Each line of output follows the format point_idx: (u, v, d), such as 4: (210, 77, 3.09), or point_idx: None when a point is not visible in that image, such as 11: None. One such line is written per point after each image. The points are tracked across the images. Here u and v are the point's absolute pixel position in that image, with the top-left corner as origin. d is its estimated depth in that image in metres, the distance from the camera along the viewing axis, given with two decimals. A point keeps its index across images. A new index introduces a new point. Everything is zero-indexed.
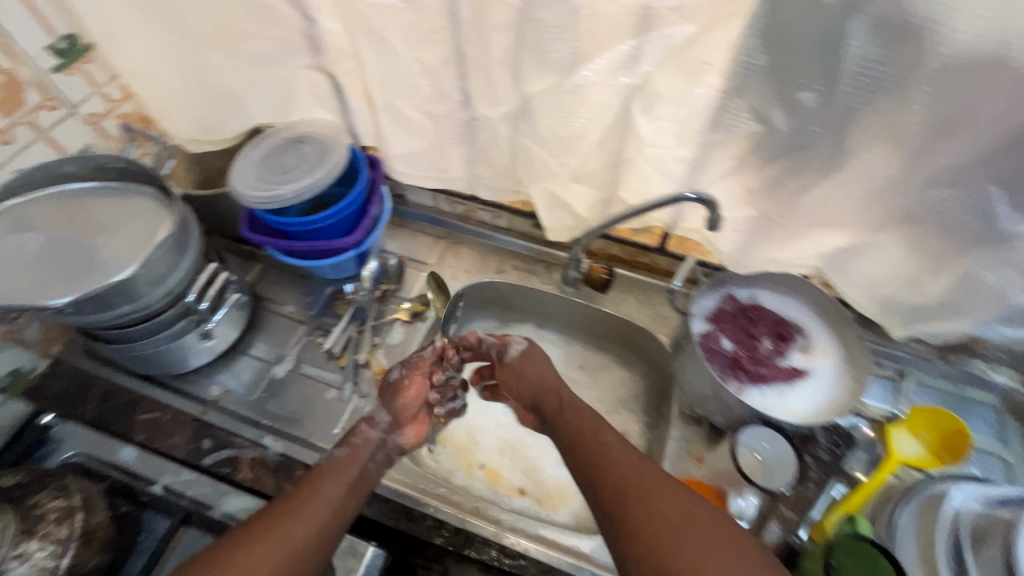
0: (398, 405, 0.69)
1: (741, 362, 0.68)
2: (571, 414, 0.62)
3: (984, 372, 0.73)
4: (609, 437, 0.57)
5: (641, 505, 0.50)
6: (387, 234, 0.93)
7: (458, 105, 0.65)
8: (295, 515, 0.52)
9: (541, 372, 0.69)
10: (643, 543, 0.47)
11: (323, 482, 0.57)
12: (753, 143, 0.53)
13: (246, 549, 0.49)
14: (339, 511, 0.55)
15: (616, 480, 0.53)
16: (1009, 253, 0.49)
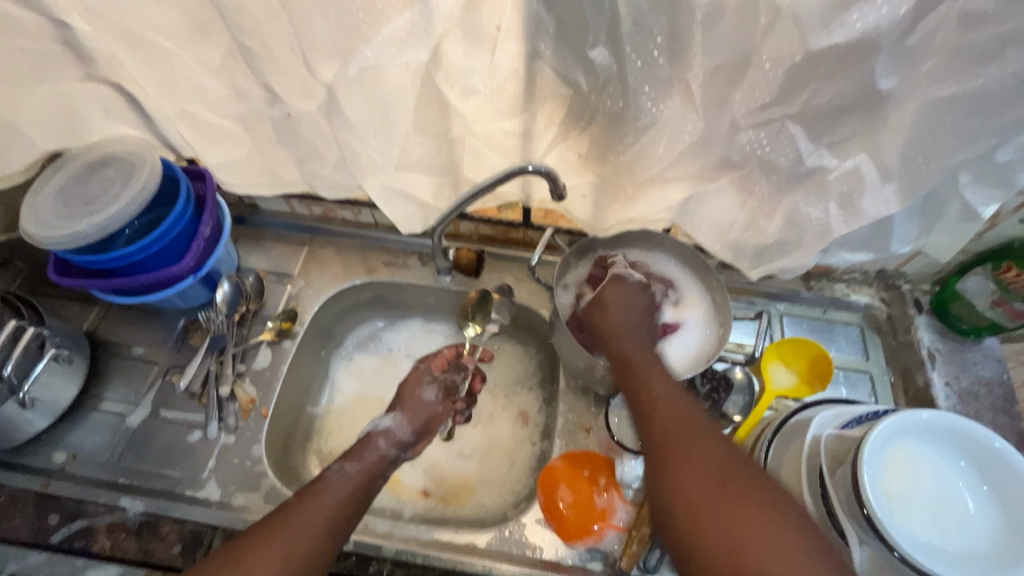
0: (408, 414, 0.71)
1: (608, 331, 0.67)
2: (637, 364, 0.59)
3: (835, 294, 0.78)
4: (660, 385, 0.56)
5: (684, 450, 0.50)
6: (243, 248, 0.85)
7: (264, 103, 0.59)
8: (293, 525, 0.52)
9: (626, 309, 0.63)
10: (675, 486, 0.48)
11: (320, 491, 0.56)
12: (568, 108, 0.51)
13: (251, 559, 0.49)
14: (337, 519, 0.55)
15: (660, 424, 0.53)
16: (825, 187, 0.49)
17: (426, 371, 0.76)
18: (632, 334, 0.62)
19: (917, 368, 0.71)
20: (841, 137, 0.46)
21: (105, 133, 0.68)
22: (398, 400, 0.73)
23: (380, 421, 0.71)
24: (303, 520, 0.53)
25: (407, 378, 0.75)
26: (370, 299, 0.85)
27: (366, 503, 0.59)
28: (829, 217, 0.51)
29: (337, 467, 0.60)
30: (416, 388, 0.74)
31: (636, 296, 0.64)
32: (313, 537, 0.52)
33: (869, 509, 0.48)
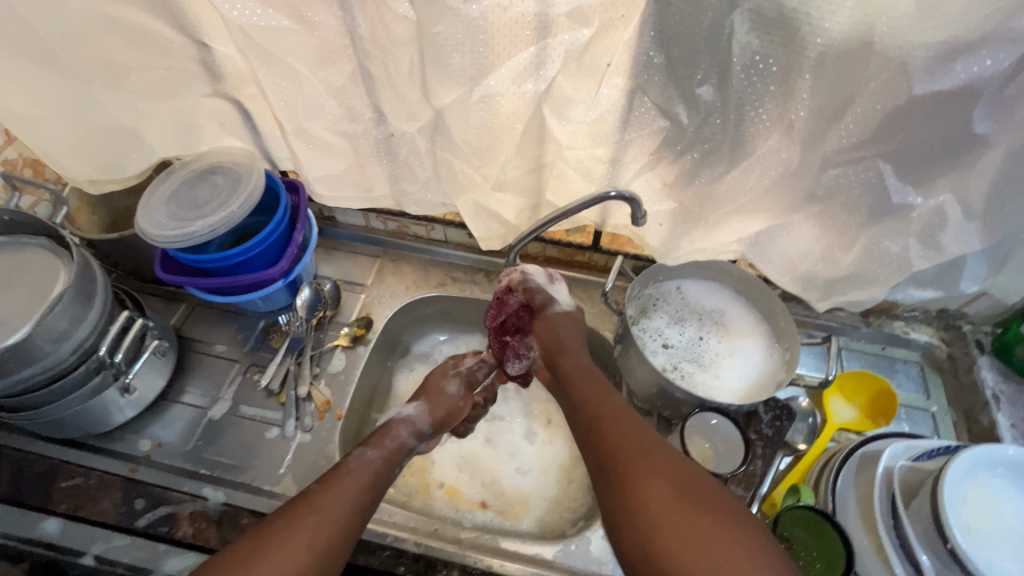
0: (439, 404, 0.73)
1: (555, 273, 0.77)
2: (574, 377, 0.66)
3: (895, 331, 0.79)
4: (616, 420, 0.58)
5: (641, 471, 0.52)
6: (320, 258, 0.89)
7: (373, 122, 0.64)
8: (316, 511, 0.53)
9: (568, 335, 0.72)
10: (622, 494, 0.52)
11: (342, 477, 0.58)
12: (663, 138, 0.55)
13: (279, 537, 0.51)
14: (359, 503, 0.57)
15: (621, 453, 0.54)
16: (906, 223, 0.52)
17: (450, 365, 0.78)
18: (572, 357, 0.69)
19: (982, 408, 0.72)
20: (928, 176, 0.49)
21: (214, 144, 0.73)
22: (423, 391, 0.76)
23: (402, 410, 0.72)
24: (327, 507, 0.54)
25: (433, 372, 0.78)
26: (436, 312, 0.88)
27: (377, 493, 0.59)
28: (908, 250, 0.54)
29: (357, 454, 0.62)
30: (440, 379, 0.76)
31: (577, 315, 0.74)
32: (335, 525, 0.53)
33: (953, 539, 0.49)
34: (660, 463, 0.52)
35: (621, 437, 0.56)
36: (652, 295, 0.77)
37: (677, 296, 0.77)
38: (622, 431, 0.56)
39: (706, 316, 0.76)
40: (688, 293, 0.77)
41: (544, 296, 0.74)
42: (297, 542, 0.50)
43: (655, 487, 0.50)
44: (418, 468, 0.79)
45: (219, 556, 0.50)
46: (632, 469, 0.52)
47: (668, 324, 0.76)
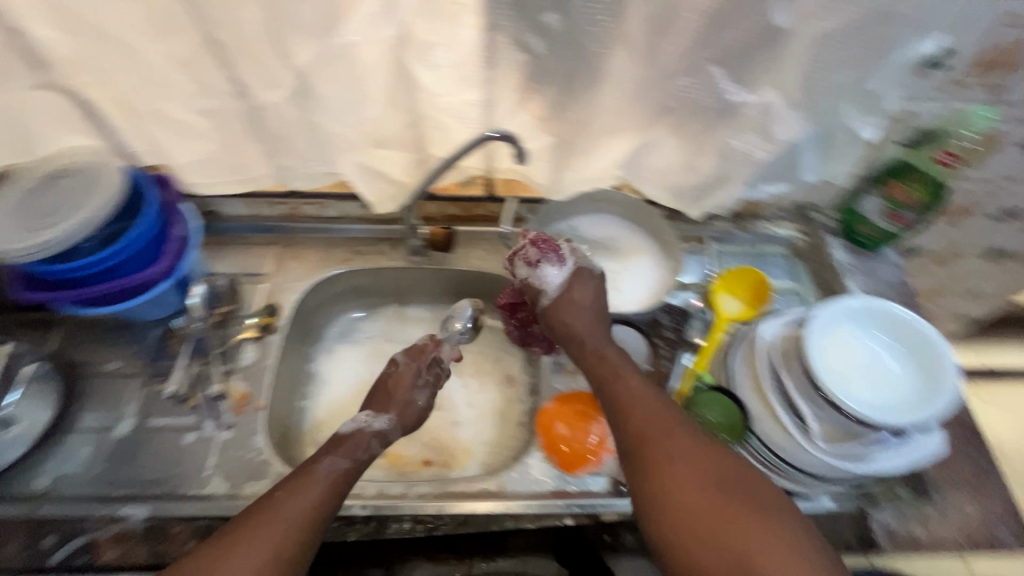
0: (400, 416, 0.66)
1: (545, 239, 0.70)
2: (594, 361, 0.64)
3: (763, 230, 0.90)
4: (642, 404, 0.57)
5: (666, 458, 0.52)
6: (209, 255, 0.84)
7: (233, 95, 0.61)
8: (279, 519, 0.50)
9: (576, 323, 0.66)
10: (651, 477, 0.52)
11: (305, 477, 0.54)
12: (525, 71, 0.58)
13: (235, 548, 0.48)
14: (326, 505, 0.53)
15: (646, 437, 0.54)
16: (742, 120, 0.59)
17: (416, 368, 0.70)
18: (593, 335, 0.65)
19: (838, 280, 0.84)
20: (753, 74, 0.56)
21: (56, 144, 0.66)
22: (388, 396, 0.67)
23: (369, 419, 0.64)
24: (289, 513, 0.51)
25: (401, 375, 0.69)
26: (346, 289, 0.87)
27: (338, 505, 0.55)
28: (751, 146, 0.61)
29: (328, 461, 0.57)
30: (406, 391, 0.68)
31: (593, 285, 0.68)
32: (299, 531, 0.50)
33: (824, 387, 0.58)
34: (689, 449, 0.52)
35: (653, 420, 0.55)
36: (548, 235, 0.81)
37: (573, 230, 0.82)
38: (648, 412, 0.56)
39: (599, 244, 0.81)
40: (585, 224, 0.81)
41: (535, 279, 0.69)
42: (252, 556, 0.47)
43: (683, 475, 0.50)
44: None
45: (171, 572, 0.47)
46: (657, 457, 0.52)
47: None
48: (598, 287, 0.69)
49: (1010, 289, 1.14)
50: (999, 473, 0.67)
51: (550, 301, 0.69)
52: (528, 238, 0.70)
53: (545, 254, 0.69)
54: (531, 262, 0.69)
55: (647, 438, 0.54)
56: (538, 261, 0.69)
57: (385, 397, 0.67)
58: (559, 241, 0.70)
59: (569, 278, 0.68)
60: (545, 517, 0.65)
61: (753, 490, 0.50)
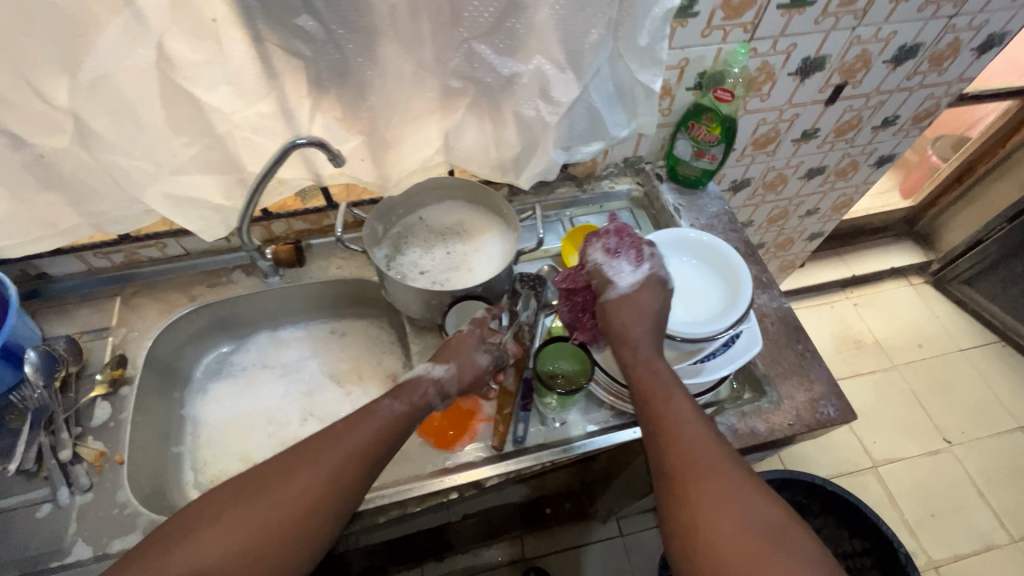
0: (462, 369, 0.64)
1: (628, 234, 0.68)
2: (646, 376, 0.59)
3: (604, 188, 0.96)
4: (690, 433, 0.53)
5: (705, 497, 0.50)
6: (46, 320, 0.80)
7: (8, 148, 0.58)
8: (334, 450, 0.51)
9: (630, 326, 0.62)
10: (686, 512, 0.50)
11: (360, 417, 0.55)
12: (308, 75, 0.60)
13: (295, 473, 0.50)
14: (378, 446, 0.54)
15: (685, 467, 0.52)
16: (521, 87, 0.64)
17: (481, 335, 0.67)
18: (644, 347, 0.60)
19: (672, 221, 0.91)
20: (517, 45, 0.61)
21: None
22: (450, 349, 0.65)
23: (430, 365, 0.63)
24: (343, 449, 0.52)
25: (464, 334, 0.66)
26: (208, 325, 0.85)
27: (387, 450, 0.55)
28: (540, 111, 0.66)
29: (388, 403, 0.57)
30: (470, 347, 0.65)
31: (662, 292, 0.63)
32: (351, 464, 0.51)
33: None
34: (728, 489, 0.50)
35: (699, 456, 0.52)
36: (398, 230, 0.84)
37: (421, 224, 0.85)
38: (693, 445, 0.53)
39: (450, 228, 0.85)
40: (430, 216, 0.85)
41: (607, 268, 0.65)
42: (303, 485, 0.49)
43: (723, 520, 0.48)
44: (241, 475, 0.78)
45: (226, 483, 0.50)
46: (696, 494, 0.50)
47: (420, 252, 0.83)
48: (665, 295, 0.64)
49: (839, 201, 1.28)
50: (820, 359, 0.76)
51: (617, 294, 0.64)
52: (612, 227, 0.67)
53: (624, 249, 0.66)
54: (610, 251, 0.67)
55: (686, 473, 0.51)
56: (616, 252, 0.66)
57: (462, 357, 0.64)
58: (641, 240, 0.68)
59: (642, 279, 0.64)
60: (431, 496, 0.69)
61: (792, 545, 0.47)
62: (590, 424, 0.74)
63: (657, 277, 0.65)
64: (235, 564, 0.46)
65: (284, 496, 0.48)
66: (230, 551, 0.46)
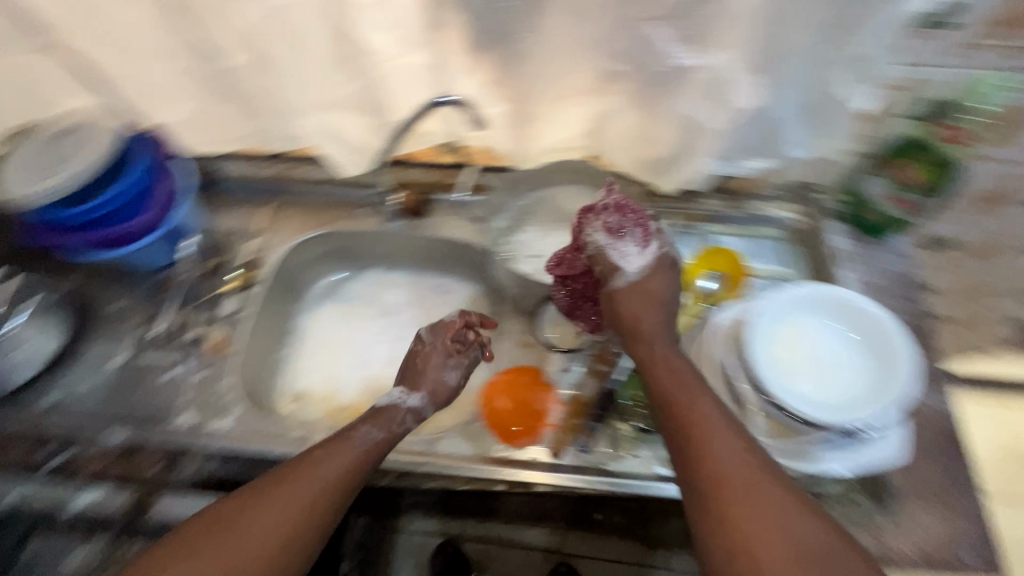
0: (438, 387, 0.62)
1: (632, 208, 0.61)
2: (664, 373, 0.53)
3: (757, 211, 0.83)
4: (718, 441, 0.47)
5: (742, 507, 0.44)
6: (210, 211, 0.91)
7: (203, 57, 0.65)
8: (311, 477, 0.50)
9: (646, 321, 0.57)
10: (725, 522, 0.44)
11: (342, 441, 0.54)
12: (469, 32, 0.57)
13: (264, 506, 0.48)
14: (355, 474, 0.52)
15: (713, 474, 0.46)
16: (689, 84, 0.57)
17: (443, 349, 0.65)
18: (662, 340, 0.55)
19: (831, 269, 0.77)
20: (699, 32, 0.54)
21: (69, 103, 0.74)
22: (414, 373, 0.63)
23: (404, 395, 0.61)
24: (321, 475, 0.50)
25: (427, 359, 0.64)
26: (330, 251, 0.91)
27: (360, 478, 0.53)
28: (702, 112, 0.59)
29: (364, 430, 0.56)
30: (438, 371, 0.63)
31: (672, 277, 0.59)
32: (326, 491, 0.50)
33: (785, 404, 0.53)
34: (766, 497, 0.44)
35: (732, 473, 0.46)
36: (523, 205, 0.81)
37: (545, 202, 0.80)
38: (720, 452, 0.47)
39: (575, 216, 0.80)
40: (557, 197, 0.80)
41: (612, 251, 0.60)
42: (269, 524, 0.47)
43: (766, 535, 0.43)
44: (324, 395, 0.84)
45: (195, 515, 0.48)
46: (732, 504, 0.44)
47: (536, 233, 0.79)
48: (676, 279, 0.60)
49: None
50: (977, 492, 0.60)
51: (626, 282, 0.58)
52: (612, 203, 0.61)
53: (628, 227, 0.60)
54: (611, 230, 0.60)
55: (716, 483, 0.45)
56: (620, 232, 0.60)
57: (427, 377, 0.63)
58: (646, 214, 0.61)
59: (650, 263, 0.59)
60: (478, 480, 0.67)
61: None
62: (660, 465, 0.66)
63: (670, 257, 0.60)
64: None
65: (257, 531, 0.46)
66: None
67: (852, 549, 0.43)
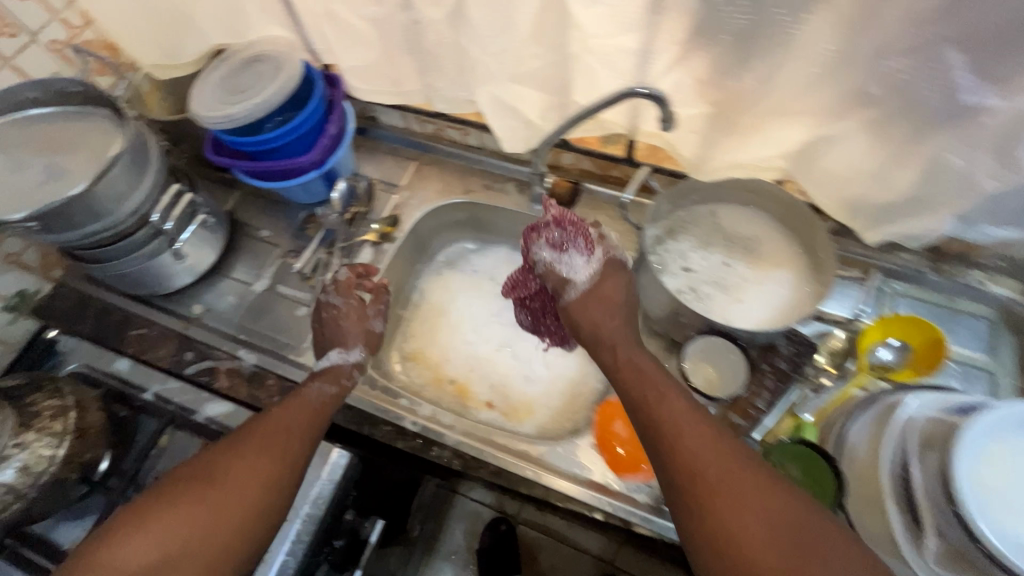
0: (365, 334, 0.73)
1: (570, 220, 0.66)
2: (630, 375, 0.58)
3: (968, 281, 0.69)
4: (692, 439, 0.50)
5: (725, 499, 0.46)
6: (360, 157, 0.92)
7: (397, 6, 0.62)
8: (280, 424, 0.58)
9: (606, 326, 0.63)
10: (713, 508, 0.46)
11: (290, 398, 0.61)
12: (696, 23, 0.49)
13: (241, 451, 0.55)
14: (312, 422, 0.60)
15: (688, 464, 0.49)
16: (973, 129, 0.47)
17: (358, 308, 0.74)
18: (628, 342, 0.61)
19: None
20: (1008, 73, 0.42)
21: (261, 32, 0.75)
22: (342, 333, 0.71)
23: (343, 355, 0.69)
24: (290, 420, 0.59)
25: (347, 318, 0.72)
26: (465, 219, 0.89)
27: (320, 425, 0.61)
28: (973, 165, 0.48)
29: (317, 385, 0.64)
30: (361, 322, 0.72)
31: (624, 278, 0.66)
32: (300, 431, 0.59)
33: (984, 538, 0.43)
34: (739, 479, 0.47)
35: (707, 469, 0.48)
36: (682, 215, 0.72)
37: (709, 220, 0.72)
38: (691, 448, 0.50)
39: (739, 240, 0.70)
40: (724, 217, 0.71)
41: (561, 266, 0.67)
42: (253, 463, 0.54)
43: (747, 516, 0.45)
44: (433, 363, 0.84)
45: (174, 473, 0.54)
46: (715, 494, 0.47)
47: (693, 251, 0.71)
48: (624, 276, 0.67)
49: None
50: None
51: (575, 293, 0.66)
52: (552, 218, 0.66)
53: (569, 240, 0.66)
54: (555, 246, 0.66)
55: (693, 480, 0.48)
56: (563, 246, 0.66)
57: (361, 330, 0.72)
58: (586, 223, 0.67)
59: (593, 270, 0.66)
60: (575, 501, 0.64)
61: (814, 532, 0.44)
62: None
63: (621, 262, 0.67)
64: (197, 530, 0.50)
65: (239, 470, 0.53)
66: (189, 530, 0.49)
67: (837, 531, 0.44)
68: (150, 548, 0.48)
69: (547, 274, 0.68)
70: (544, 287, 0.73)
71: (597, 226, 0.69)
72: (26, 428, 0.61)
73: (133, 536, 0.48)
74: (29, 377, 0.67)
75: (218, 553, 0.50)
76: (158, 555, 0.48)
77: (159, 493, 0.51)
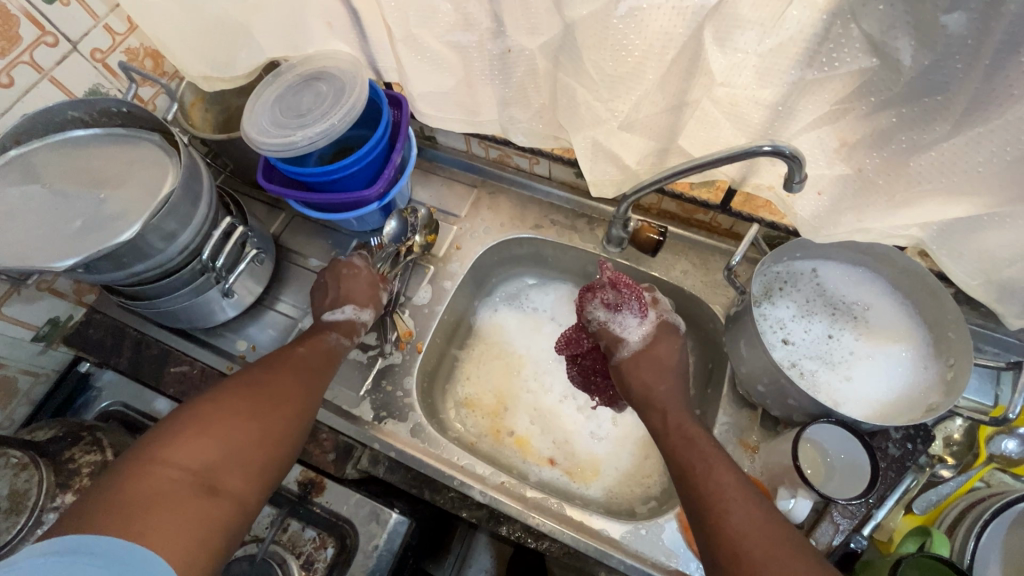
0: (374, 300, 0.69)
1: (626, 283, 0.65)
2: (679, 442, 0.55)
3: None
4: (735, 503, 0.49)
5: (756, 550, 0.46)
6: (416, 180, 0.85)
7: (489, 34, 0.55)
8: (304, 365, 0.60)
9: (654, 385, 0.61)
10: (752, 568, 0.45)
11: (306, 342, 0.63)
12: (862, 83, 0.42)
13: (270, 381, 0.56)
14: (327, 367, 0.62)
15: (722, 514, 0.48)
16: None
17: (372, 277, 0.70)
18: (675, 405, 0.59)
19: None
20: None
21: (322, 46, 0.68)
22: (346, 293, 0.68)
23: (355, 313, 0.67)
24: (309, 363, 0.61)
25: (357, 278, 0.69)
26: (527, 254, 0.83)
27: (333, 371, 0.63)
28: None
29: (334, 336, 0.65)
30: (371, 285, 0.69)
31: (676, 343, 0.64)
32: (318, 376, 0.61)
33: None
34: (764, 525, 0.47)
35: (732, 511, 0.48)
36: (780, 273, 0.66)
37: (812, 282, 0.65)
38: (725, 500, 0.49)
39: (847, 306, 0.63)
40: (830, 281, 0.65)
41: (614, 325, 0.65)
42: (286, 393, 0.56)
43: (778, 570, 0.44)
44: (490, 412, 0.78)
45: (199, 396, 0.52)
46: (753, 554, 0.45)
47: (794, 316, 0.64)
48: (679, 342, 0.65)
49: None
50: None
51: (630, 352, 0.64)
52: (606, 279, 0.65)
53: (625, 303, 0.64)
54: (610, 306, 0.65)
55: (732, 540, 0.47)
56: (617, 307, 0.65)
57: (372, 293, 0.69)
58: (641, 287, 0.65)
59: (649, 330, 0.65)
60: None
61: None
62: None
63: (673, 326, 0.66)
64: (240, 448, 0.50)
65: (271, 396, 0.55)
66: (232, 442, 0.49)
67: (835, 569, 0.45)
68: (201, 448, 0.48)
69: (598, 328, 0.66)
70: (596, 346, 0.69)
71: (649, 290, 0.69)
72: (65, 488, 0.56)
73: (180, 440, 0.47)
74: (66, 430, 0.62)
75: (268, 466, 0.51)
76: (221, 453, 0.48)
77: (206, 400, 0.52)
